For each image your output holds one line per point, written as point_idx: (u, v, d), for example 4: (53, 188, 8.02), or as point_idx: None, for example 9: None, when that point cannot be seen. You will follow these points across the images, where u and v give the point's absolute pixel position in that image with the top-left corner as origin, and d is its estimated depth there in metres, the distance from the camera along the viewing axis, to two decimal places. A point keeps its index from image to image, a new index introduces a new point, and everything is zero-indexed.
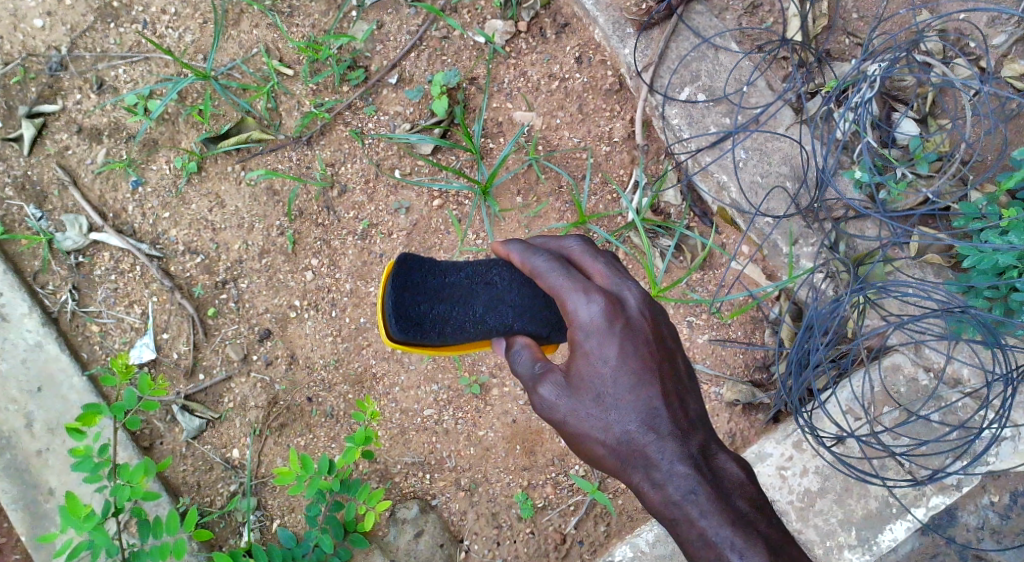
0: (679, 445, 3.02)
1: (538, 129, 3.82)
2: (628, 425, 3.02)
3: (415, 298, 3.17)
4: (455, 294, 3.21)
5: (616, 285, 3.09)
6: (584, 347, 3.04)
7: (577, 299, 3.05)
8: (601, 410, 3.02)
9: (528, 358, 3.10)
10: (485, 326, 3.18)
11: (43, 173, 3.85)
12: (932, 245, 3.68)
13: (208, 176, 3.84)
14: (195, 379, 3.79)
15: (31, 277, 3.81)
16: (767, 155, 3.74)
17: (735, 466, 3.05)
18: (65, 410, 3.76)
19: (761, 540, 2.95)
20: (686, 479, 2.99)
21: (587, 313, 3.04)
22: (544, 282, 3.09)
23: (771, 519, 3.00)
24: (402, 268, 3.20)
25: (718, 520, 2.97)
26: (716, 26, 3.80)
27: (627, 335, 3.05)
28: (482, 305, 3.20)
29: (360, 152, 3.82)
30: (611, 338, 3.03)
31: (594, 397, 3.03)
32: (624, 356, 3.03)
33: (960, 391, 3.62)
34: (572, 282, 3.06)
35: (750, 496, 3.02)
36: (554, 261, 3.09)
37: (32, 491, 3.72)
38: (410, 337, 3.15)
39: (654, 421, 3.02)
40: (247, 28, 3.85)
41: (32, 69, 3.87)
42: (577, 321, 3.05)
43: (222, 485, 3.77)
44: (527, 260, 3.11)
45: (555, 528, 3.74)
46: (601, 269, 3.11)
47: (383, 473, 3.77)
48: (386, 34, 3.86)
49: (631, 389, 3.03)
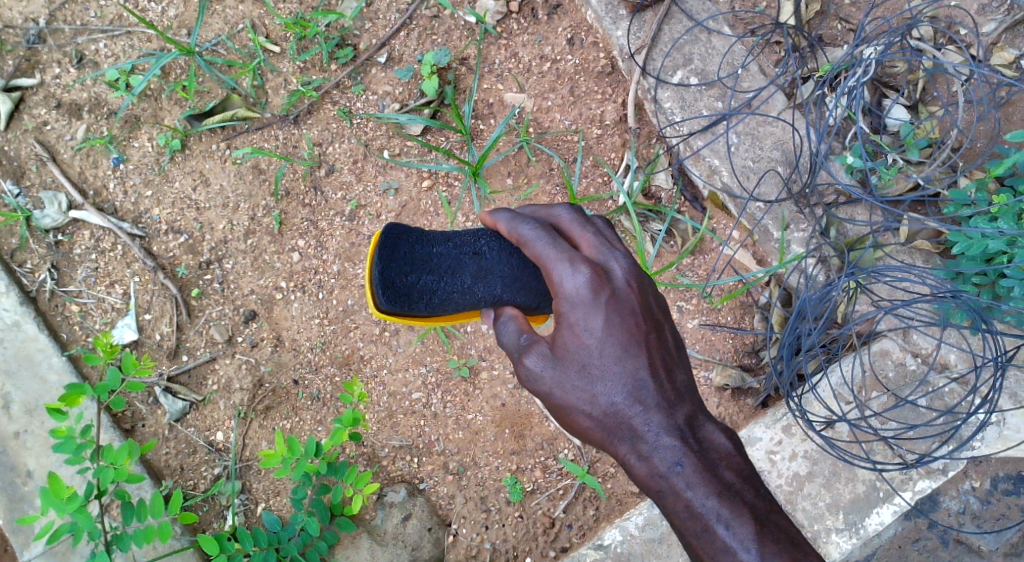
0: (665, 418, 3.03)
1: (530, 111, 3.77)
2: (615, 396, 3.03)
3: (403, 269, 3.09)
4: (443, 263, 3.13)
5: (604, 255, 3.08)
6: (569, 318, 3.03)
7: (564, 269, 3.03)
8: (585, 382, 3.03)
9: (514, 329, 3.09)
10: (473, 296, 3.13)
11: (21, 148, 3.76)
12: (922, 230, 3.74)
13: (192, 154, 3.76)
14: (178, 360, 3.73)
15: (9, 255, 3.74)
16: (759, 139, 3.76)
17: (722, 437, 3.07)
18: (44, 391, 3.70)
19: (747, 510, 2.98)
20: (672, 451, 3.02)
21: (573, 283, 3.02)
22: (531, 250, 3.06)
23: (757, 490, 3.02)
24: (389, 239, 3.12)
25: (704, 492, 2.99)
26: (709, 9, 3.79)
27: (613, 305, 3.04)
28: (471, 275, 3.13)
29: (348, 132, 3.76)
30: (596, 309, 3.02)
31: (579, 369, 3.03)
32: (609, 327, 3.03)
33: (947, 376, 3.69)
34: (559, 252, 3.03)
35: (736, 466, 3.04)
36: (541, 230, 3.05)
37: (10, 474, 3.67)
38: (397, 307, 3.10)
39: (640, 393, 3.03)
40: (232, 4, 3.77)
41: (10, 42, 3.78)
42: (563, 291, 3.03)
43: (206, 468, 3.72)
44: (515, 228, 3.07)
45: (544, 512, 3.74)
46: (589, 239, 3.09)
47: (370, 456, 3.76)
48: (375, 12, 3.79)
49: (618, 360, 3.03)
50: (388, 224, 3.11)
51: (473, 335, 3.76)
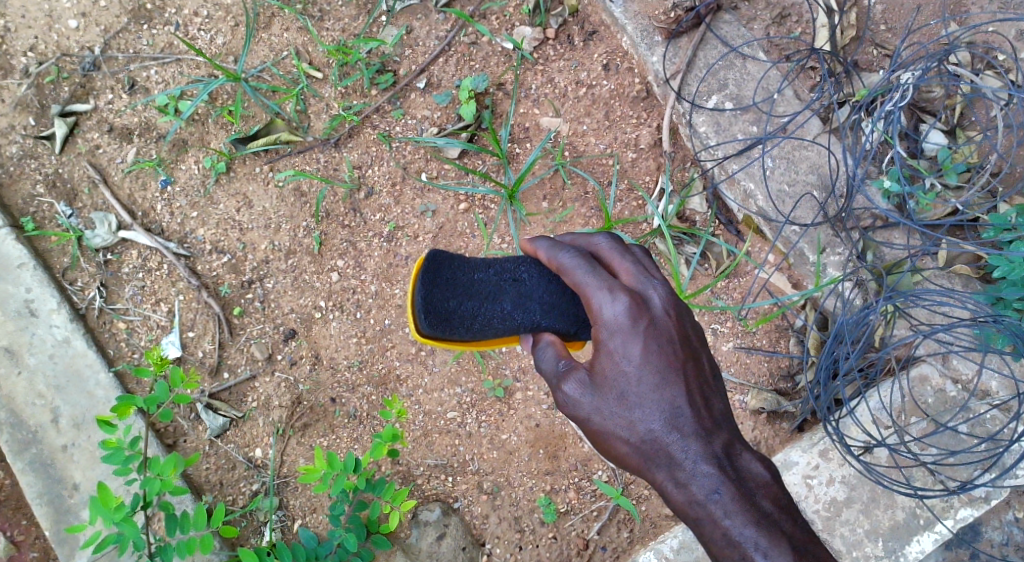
0: (703, 446, 2.99)
1: (565, 135, 3.83)
2: (652, 423, 2.99)
3: (444, 294, 3.09)
4: (485, 289, 3.11)
5: (642, 283, 3.04)
6: (608, 346, 2.99)
7: (603, 297, 3.00)
8: (623, 409, 2.99)
9: (553, 355, 3.05)
10: (513, 322, 3.10)
11: (74, 171, 3.90)
12: (961, 255, 3.71)
13: (237, 176, 3.87)
14: (219, 378, 3.82)
15: (60, 274, 3.86)
16: (794, 164, 3.76)
17: (759, 466, 3.03)
18: (91, 406, 3.80)
19: (784, 539, 2.94)
20: (709, 480, 2.97)
21: (613, 312, 2.99)
22: (570, 278, 3.02)
23: (795, 519, 2.98)
24: (432, 264, 3.12)
25: (742, 520, 2.95)
26: (744, 35, 3.82)
27: (651, 333, 3.01)
28: (511, 301, 3.10)
29: (387, 155, 3.84)
30: (635, 336, 3.00)
31: (618, 396, 3.00)
32: (648, 356, 3.00)
33: (988, 403, 3.64)
34: (598, 280, 3.00)
35: (774, 495, 3.00)
36: (581, 257, 3.02)
37: (57, 486, 3.76)
38: (438, 331, 3.11)
39: (678, 420, 2.99)
40: (278, 32, 3.90)
41: (66, 69, 3.93)
42: (602, 319, 3.00)
43: (244, 484, 3.79)
44: (554, 256, 3.04)
45: (578, 533, 3.75)
46: (628, 267, 3.06)
47: (405, 474, 3.78)
48: (415, 39, 3.89)
49: (656, 388, 2.99)
50: (431, 250, 3.12)
51: (507, 355, 3.80)
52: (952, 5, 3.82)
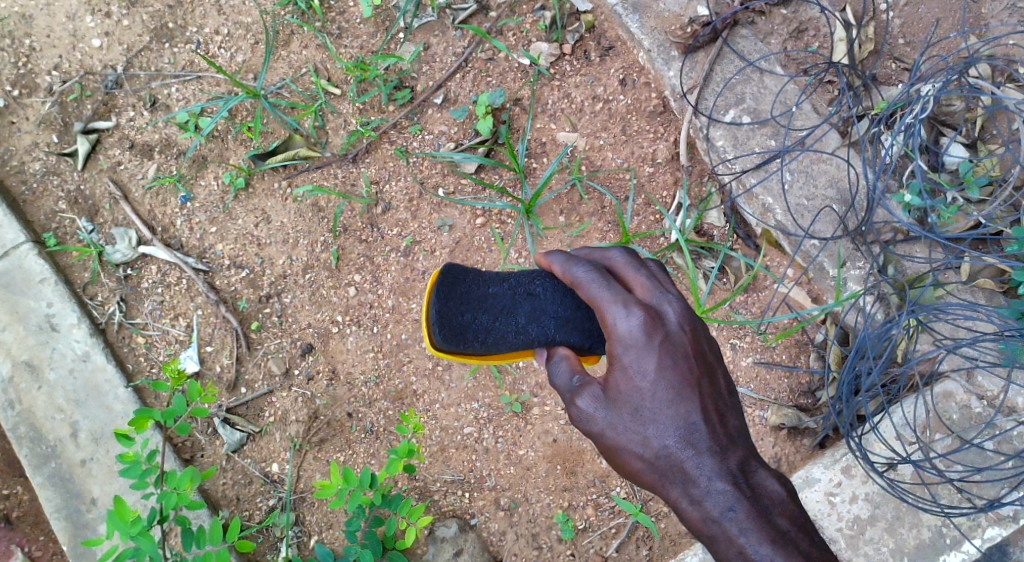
0: (718, 463, 2.94)
1: (582, 150, 3.83)
2: (667, 439, 2.95)
3: (458, 308, 3.12)
4: (499, 303, 3.13)
5: (657, 298, 3.02)
6: (623, 361, 2.97)
7: (617, 311, 2.98)
8: (637, 425, 2.96)
9: (566, 369, 3.04)
10: (527, 336, 3.10)
11: (95, 188, 3.94)
12: (984, 269, 3.64)
13: (255, 192, 3.89)
14: (236, 393, 3.82)
15: (81, 289, 3.89)
16: (813, 177, 3.74)
17: (775, 482, 2.97)
18: (109, 420, 3.81)
19: (801, 557, 2.89)
20: (725, 496, 2.92)
21: (627, 326, 2.97)
22: (585, 292, 3.01)
23: (812, 538, 2.93)
24: (447, 277, 3.16)
25: (757, 538, 2.90)
26: (761, 49, 3.81)
27: (666, 348, 2.98)
28: (526, 314, 3.11)
29: (404, 170, 3.85)
30: (649, 351, 2.97)
31: (632, 411, 2.97)
32: (662, 370, 2.97)
33: (1014, 419, 3.57)
34: (612, 294, 2.98)
35: (790, 513, 2.95)
36: (595, 271, 3.01)
37: (75, 500, 3.77)
38: (453, 345, 3.12)
39: (692, 437, 2.95)
40: (297, 49, 3.93)
41: (89, 87, 3.97)
42: (616, 334, 2.98)
43: (261, 499, 3.78)
44: (568, 270, 3.02)
45: (596, 551, 3.72)
46: (644, 282, 3.03)
47: (422, 490, 3.77)
48: (432, 55, 3.91)
49: (670, 404, 2.96)
50: (445, 264, 3.17)
51: (524, 371, 3.77)
52: (972, 19, 3.77)
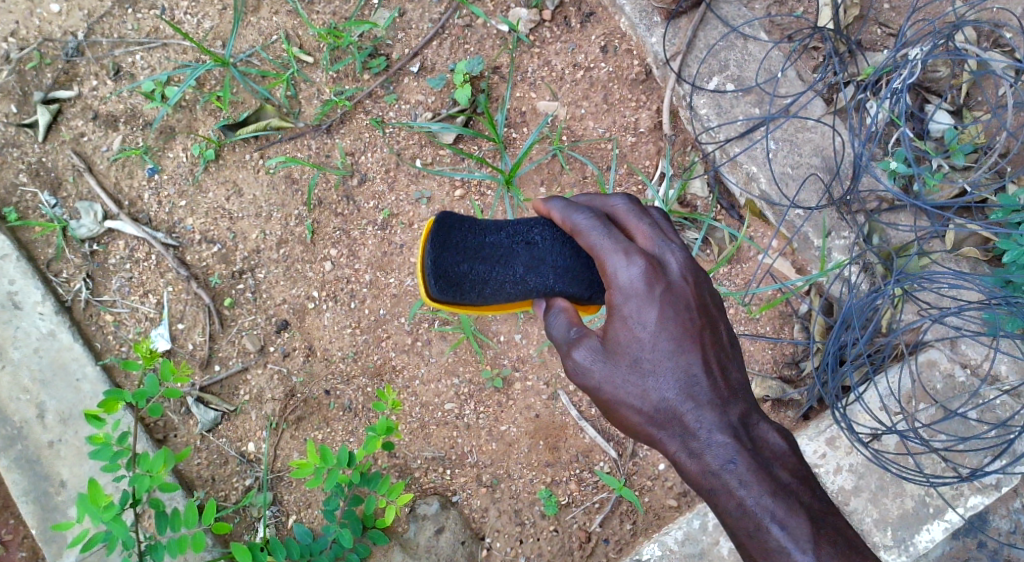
0: (719, 416, 2.89)
1: (562, 119, 3.74)
2: (666, 392, 2.88)
3: (454, 258, 2.95)
4: (497, 253, 2.97)
5: (659, 248, 2.93)
6: (621, 309, 2.88)
7: (618, 261, 2.88)
8: (636, 377, 2.88)
9: (564, 322, 2.94)
10: (525, 286, 2.97)
11: (58, 159, 3.80)
12: (969, 237, 3.60)
13: (226, 164, 3.77)
14: (210, 370, 3.71)
15: (44, 266, 3.76)
16: (797, 146, 3.65)
17: (777, 437, 2.94)
18: (78, 400, 3.68)
19: (803, 510, 2.85)
20: (725, 449, 2.88)
21: (627, 274, 2.87)
22: (585, 241, 2.91)
23: (813, 491, 2.90)
24: (442, 226, 2.98)
25: (758, 490, 2.86)
26: (744, 15, 3.72)
27: (667, 298, 2.89)
28: (523, 265, 2.97)
29: (380, 141, 3.75)
30: (650, 302, 2.88)
31: (632, 363, 2.88)
32: (663, 321, 2.88)
33: (998, 389, 3.50)
34: (614, 243, 2.88)
35: (790, 466, 2.92)
36: (596, 219, 2.91)
37: (44, 483, 3.64)
38: (448, 296, 2.97)
39: (695, 389, 2.88)
40: (266, 15, 3.79)
41: (48, 55, 3.82)
42: (616, 283, 2.88)
43: (238, 479, 3.68)
44: (569, 217, 2.92)
45: (580, 526, 3.58)
46: (645, 230, 2.95)
47: (402, 468, 3.63)
48: (408, 21, 3.79)
49: (671, 355, 2.88)
50: (440, 212, 2.98)
51: (505, 345, 3.66)
52: None
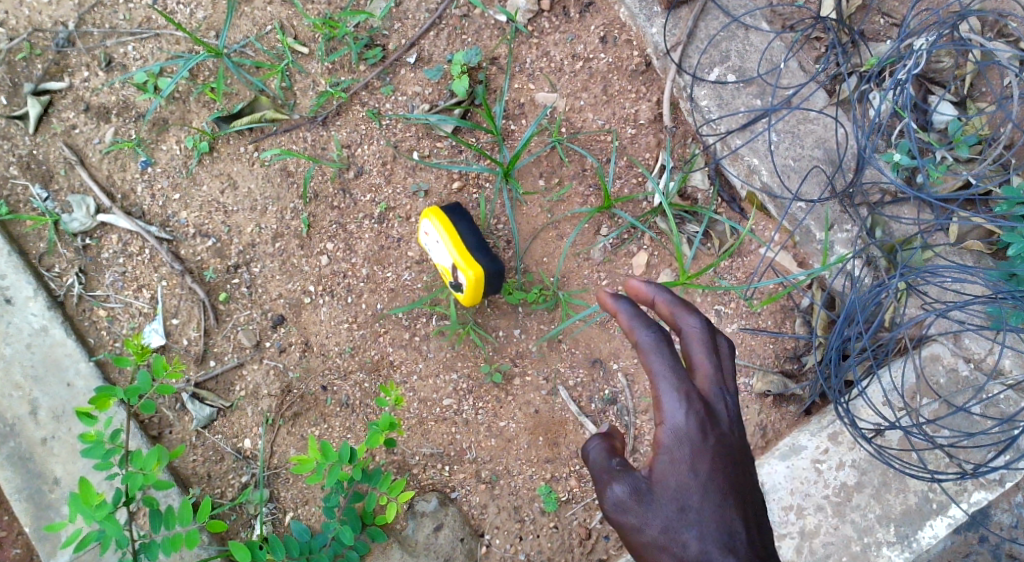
0: None
1: (561, 111, 3.68)
2: (709, 543, 2.66)
3: None
4: None
5: (717, 392, 2.76)
6: (673, 454, 2.72)
7: (673, 397, 2.73)
8: (681, 524, 2.68)
9: (604, 450, 2.79)
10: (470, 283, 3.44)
11: (48, 152, 3.74)
12: (972, 230, 3.54)
13: (220, 156, 3.72)
14: (205, 366, 3.66)
15: (36, 260, 3.70)
16: (800, 138, 3.60)
17: None
18: (71, 397, 3.63)
19: None
20: None
21: (683, 418, 2.73)
22: (645, 362, 2.75)
23: None
24: None
25: None
26: (746, 5, 3.68)
27: (717, 446, 2.73)
28: None
29: (377, 133, 3.70)
30: (699, 446, 2.72)
31: (674, 505, 2.70)
32: (714, 471, 2.72)
33: (1002, 383, 3.46)
34: (673, 374, 2.73)
35: None
36: (663, 341, 2.75)
37: (37, 480, 3.59)
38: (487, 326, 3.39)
39: (734, 546, 2.67)
40: (261, 5, 3.75)
41: (39, 45, 3.76)
42: (667, 421, 2.73)
43: (233, 476, 3.63)
44: (635, 334, 2.76)
45: (580, 523, 3.54)
46: (708, 368, 2.77)
47: (401, 464, 3.58)
48: (404, 12, 3.74)
49: (713, 505, 2.70)
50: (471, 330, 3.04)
51: (504, 340, 3.63)
52: None
